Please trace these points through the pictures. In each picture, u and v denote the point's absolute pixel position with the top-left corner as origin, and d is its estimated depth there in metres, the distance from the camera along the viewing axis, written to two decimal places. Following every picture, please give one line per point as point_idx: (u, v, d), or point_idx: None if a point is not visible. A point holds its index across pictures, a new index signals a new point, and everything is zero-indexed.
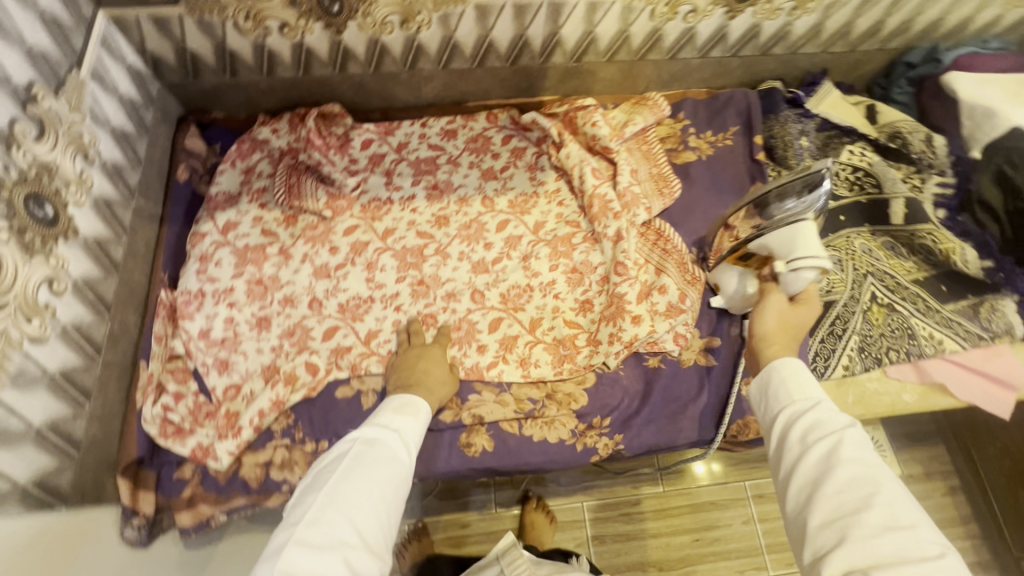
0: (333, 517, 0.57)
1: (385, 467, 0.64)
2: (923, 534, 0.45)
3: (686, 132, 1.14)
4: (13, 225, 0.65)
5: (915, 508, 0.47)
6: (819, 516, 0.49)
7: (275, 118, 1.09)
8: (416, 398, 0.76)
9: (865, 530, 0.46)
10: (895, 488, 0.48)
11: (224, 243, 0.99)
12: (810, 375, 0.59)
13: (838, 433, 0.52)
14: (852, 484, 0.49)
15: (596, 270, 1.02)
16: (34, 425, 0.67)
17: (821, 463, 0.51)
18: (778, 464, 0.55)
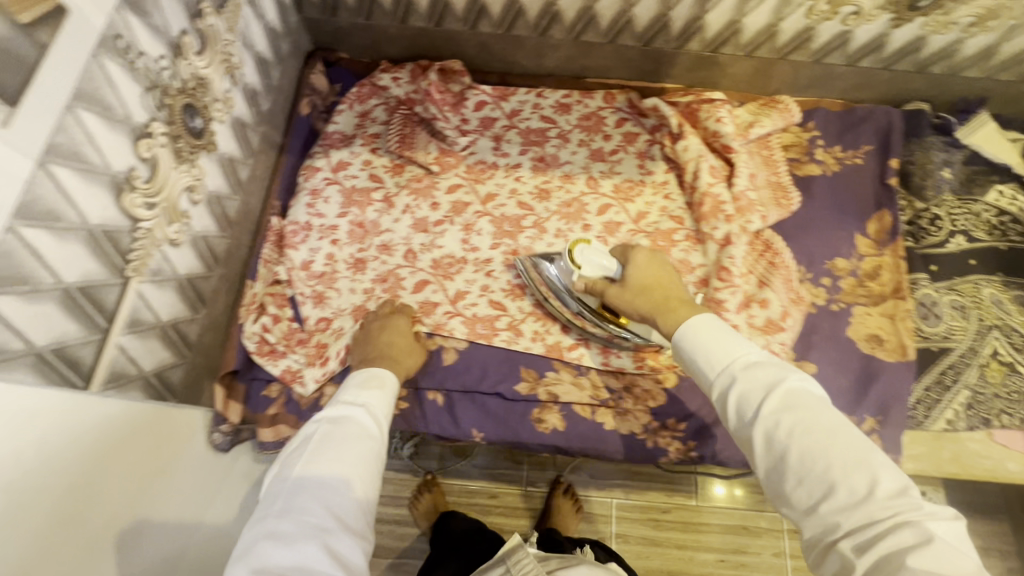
0: (303, 505, 0.57)
1: (335, 438, 0.65)
2: (879, 483, 0.47)
3: (814, 144, 1.07)
4: (170, 131, 0.68)
5: (868, 450, 0.49)
6: (796, 500, 0.51)
7: (397, 67, 1.09)
8: (380, 370, 0.78)
9: (827, 512, 0.48)
10: (822, 429, 0.51)
11: (334, 181, 1.01)
12: (720, 335, 0.62)
13: (777, 399, 0.54)
14: (807, 463, 0.50)
15: (694, 271, 0.98)
16: (162, 322, 0.71)
17: (775, 448, 0.53)
18: (751, 452, 0.56)
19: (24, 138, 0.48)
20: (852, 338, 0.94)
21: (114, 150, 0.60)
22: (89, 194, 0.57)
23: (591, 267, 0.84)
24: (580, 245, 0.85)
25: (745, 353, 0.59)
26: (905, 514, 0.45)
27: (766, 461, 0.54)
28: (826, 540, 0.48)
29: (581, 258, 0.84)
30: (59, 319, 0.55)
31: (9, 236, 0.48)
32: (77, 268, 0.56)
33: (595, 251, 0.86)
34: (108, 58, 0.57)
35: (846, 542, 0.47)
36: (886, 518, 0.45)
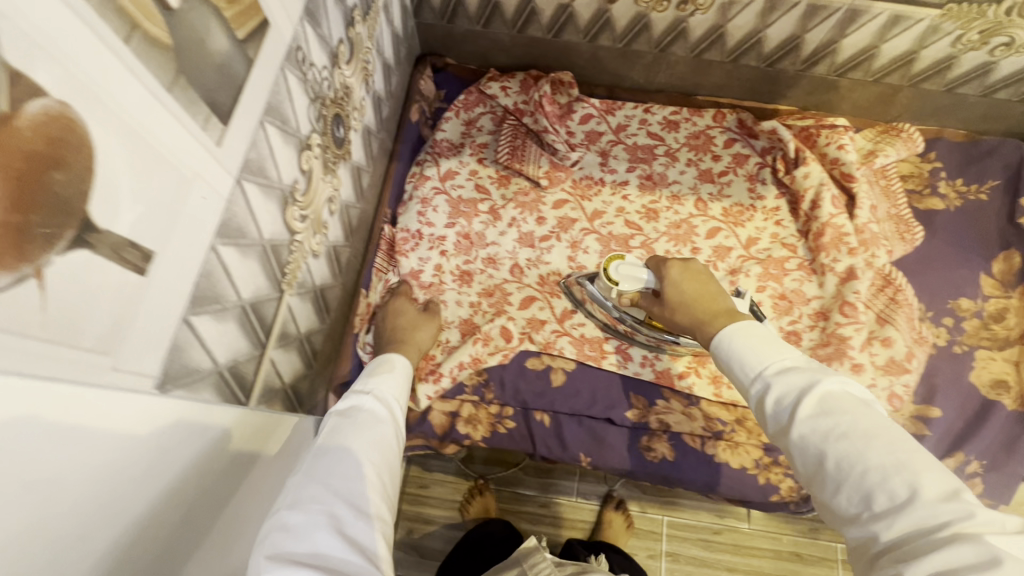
0: (316, 492, 0.50)
1: (362, 428, 0.58)
2: (924, 486, 0.41)
3: (936, 176, 1.02)
4: (322, 142, 0.67)
5: (915, 451, 0.43)
6: (840, 508, 0.45)
7: (506, 76, 1.07)
8: (392, 356, 0.74)
9: (874, 520, 0.42)
10: (870, 429, 0.45)
11: (442, 191, 1.00)
12: (767, 339, 0.55)
13: (812, 402, 0.48)
14: (844, 468, 0.44)
15: (809, 303, 0.95)
16: (301, 334, 0.70)
17: (813, 454, 0.47)
18: (790, 459, 0.50)
19: (230, 156, 0.47)
20: (976, 384, 0.90)
21: (286, 163, 0.58)
22: (266, 209, 0.55)
23: (631, 284, 0.79)
24: (615, 261, 0.80)
25: (794, 359, 0.52)
26: (959, 520, 0.38)
27: (804, 466, 0.48)
28: (877, 553, 0.41)
29: (617, 277, 0.79)
30: (235, 337, 0.53)
31: (210, 255, 0.47)
32: (251, 284, 0.55)
33: (631, 265, 0.81)
34: (289, 69, 0.56)
35: (896, 555, 0.40)
36: (936, 524, 0.39)
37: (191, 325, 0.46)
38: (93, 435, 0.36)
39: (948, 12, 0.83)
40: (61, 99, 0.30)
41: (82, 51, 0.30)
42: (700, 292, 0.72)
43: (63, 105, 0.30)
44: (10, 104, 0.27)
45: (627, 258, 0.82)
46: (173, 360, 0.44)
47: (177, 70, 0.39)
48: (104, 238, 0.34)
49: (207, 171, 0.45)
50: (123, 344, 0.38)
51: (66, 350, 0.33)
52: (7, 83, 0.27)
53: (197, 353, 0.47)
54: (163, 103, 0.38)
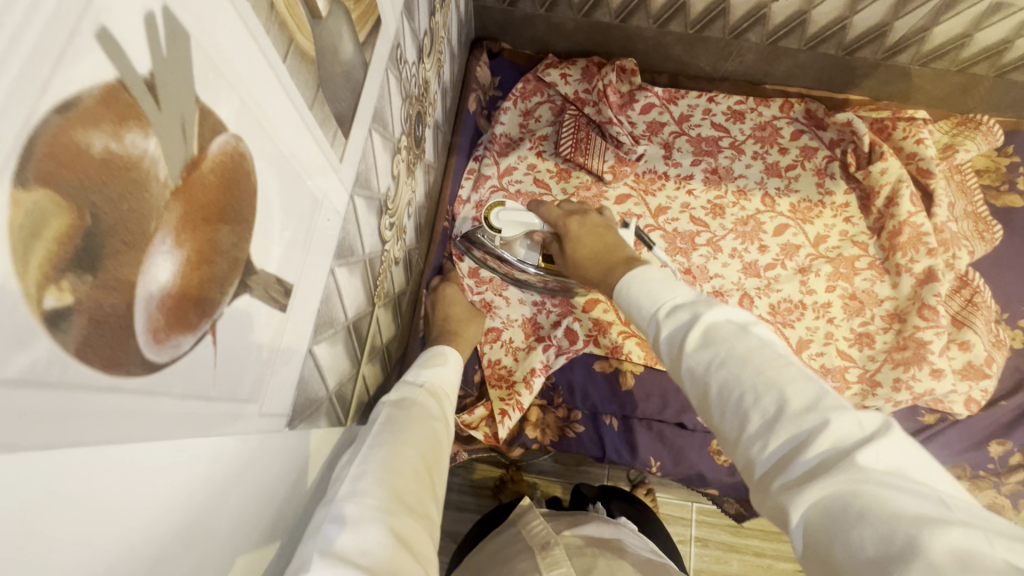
0: (369, 483, 0.46)
1: (419, 421, 0.55)
2: (791, 399, 0.36)
3: (1014, 172, 0.98)
4: (408, 143, 0.64)
5: (787, 365, 0.39)
6: (728, 434, 0.39)
7: (565, 63, 1.02)
8: (444, 351, 0.70)
9: (751, 441, 0.37)
10: (743, 347, 0.41)
11: (501, 187, 0.95)
12: (662, 281, 0.53)
13: (696, 332, 0.44)
14: (726, 394, 0.40)
15: (882, 305, 0.92)
16: (383, 344, 0.68)
17: (699, 384, 0.42)
18: (686, 392, 0.45)
19: (347, 172, 0.44)
20: None
21: (383, 171, 0.55)
22: (368, 222, 0.52)
23: (514, 229, 0.83)
24: (499, 210, 0.84)
25: (687, 292, 0.50)
26: (822, 428, 0.34)
27: (694, 398, 0.44)
28: (762, 480, 0.36)
29: (498, 224, 0.83)
30: (341, 359, 0.51)
31: (330, 280, 0.44)
32: (355, 303, 0.52)
33: (513, 212, 0.84)
34: (391, 71, 0.51)
35: (778, 480, 0.34)
36: (805, 434, 0.34)
37: (314, 355, 0.43)
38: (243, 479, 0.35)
39: None
40: (235, 133, 0.26)
41: (252, 74, 0.27)
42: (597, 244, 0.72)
43: (237, 139, 0.26)
44: (199, 144, 0.23)
45: (508, 206, 0.85)
46: (301, 394, 0.42)
47: (318, 85, 0.35)
48: (259, 280, 0.31)
49: (332, 190, 0.41)
50: (268, 386, 0.35)
51: (228, 404, 0.30)
52: (197, 120, 0.23)
53: (317, 383, 0.45)
54: (306, 123, 0.34)
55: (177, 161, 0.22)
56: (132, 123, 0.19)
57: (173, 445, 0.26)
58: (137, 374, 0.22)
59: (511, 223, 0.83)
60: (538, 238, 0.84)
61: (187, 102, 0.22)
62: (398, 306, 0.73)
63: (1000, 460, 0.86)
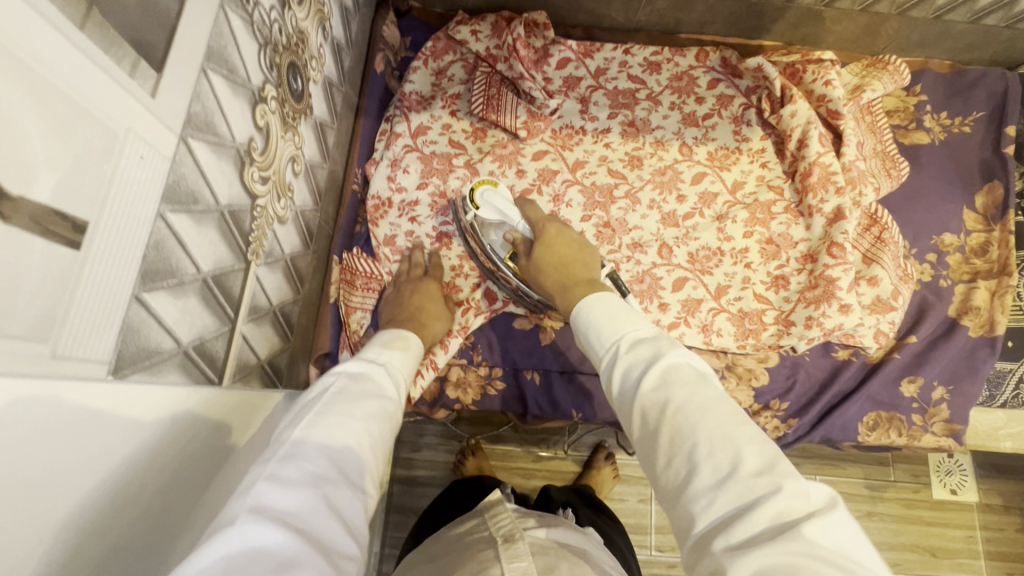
0: (310, 450, 0.44)
1: (374, 396, 0.53)
2: (744, 459, 0.39)
3: (922, 109, 1.00)
4: (279, 94, 0.61)
5: (742, 425, 0.41)
6: (668, 486, 0.42)
7: (475, 19, 0.99)
8: (406, 333, 0.69)
9: (696, 496, 0.39)
10: (707, 400, 0.43)
11: (414, 148, 0.93)
12: (624, 313, 0.54)
13: (655, 374, 0.46)
14: (677, 443, 0.42)
15: (796, 246, 0.93)
16: (273, 306, 0.65)
17: (650, 429, 0.44)
18: (630, 432, 0.47)
19: (168, 110, 0.41)
20: (952, 315, 0.91)
21: (238, 119, 0.52)
22: (220, 171, 0.50)
23: (495, 212, 0.83)
24: (487, 188, 0.83)
25: (646, 329, 0.52)
26: (769, 497, 0.36)
27: (640, 439, 0.46)
28: (699, 537, 0.38)
29: (479, 203, 0.82)
30: (198, 314, 0.49)
31: (158, 224, 0.42)
32: (211, 256, 0.50)
33: (501, 199, 0.83)
34: (231, 9, 0.49)
35: (718, 541, 0.36)
36: (752, 500, 0.37)
37: (145, 303, 0.41)
38: (56, 415, 0.33)
39: None
40: None
41: None
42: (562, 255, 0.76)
43: None
44: None
45: (500, 191, 0.83)
46: (128, 342, 0.40)
47: (88, 3, 0.33)
48: (20, 208, 0.29)
49: (144, 127, 0.39)
50: (65, 329, 0.33)
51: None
52: None
53: (156, 333, 0.43)
54: (72, 42, 0.32)
55: None
56: None
57: None
58: None
59: (489, 205, 0.81)
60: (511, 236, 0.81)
61: None
62: (294, 268, 0.71)
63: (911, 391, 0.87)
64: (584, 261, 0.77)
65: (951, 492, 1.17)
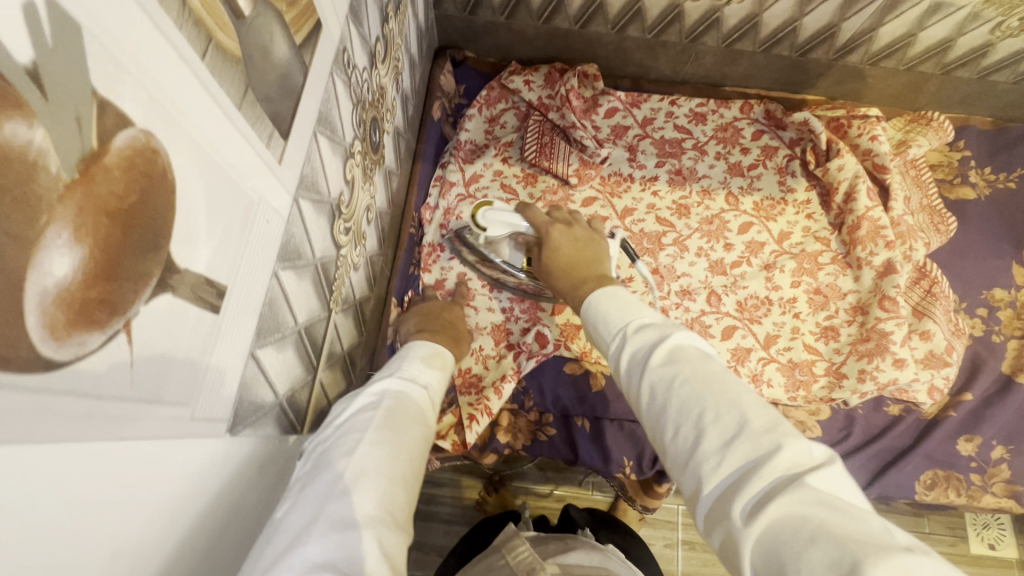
0: (358, 489, 0.43)
1: (413, 424, 0.53)
2: (750, 419, 0.37)
3: (966, 165, 1.02)
4: (363, 148, 0.64)
5: (746, 391, 0.40)
6: (676, 454, 0.40)
7: (528, 70, 1.03)
8: (442, 350, 0.68)
9: (705, 458, 0.37)
10: (712, 369, 0.42)
11: (469, 195, 0.96)
12: (632, 304, 0.54)
13: (662, 352, 0.45)
14: (685, 411, 0.40)
15: (845, 298, 0.94)
16: (344, 351, 0.67)
17: (657, 404, 0.43)
18: (638, 412, 0.46)
19: (288, 174, 0.43)
20: (1006, 371, 0.90)
21: (334, 176, 0.54)
22: (319, 226, 0.52)
23: (503, 228, 0.82)
24: (484, 209, 0.82)
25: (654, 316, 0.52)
26: (776, 451, 0.35)
27: (648, 418, 0.44)
28: (710, 501, 0.36)
29: (485, 226, 0.81)
30: (292, 365, 0.50)
31: (273, 282, 0.43)
32: (306, 308, 0.51)
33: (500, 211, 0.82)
34: (336, 74, 0.52)
35: (729, 505, 0.35)
36: (758, 457, 0.35)
37: (257, 359, 0.42)
38: (179, 474, 0.34)
39: None
40: (144, 128, 0.26)
41: (161, 67, 0.26)
42: (573, 256, 0.75)
43: (147, 134, 0.26)
44: (99, 139, 0.23)
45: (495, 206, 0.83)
46: (242, 400, 0.41)
47: (245, 84, 0.35)
48: (183, 279, 0.31)
49: (271, 193, 0.41)
50: (200, 391, 0.34)
51: (153, 406, 0.30)
52: (95, 114, 0.23)
53: (262, 388, 0.44)
54: (233, 122, 0.34)
55: (71, 154, 0.22)
56: (15, 113, 0.19)
57: (86, 449, 0.25)
58: (33, 371, 0.21)
59: (496, 224, 0.81)
60: (523, 241, 0.83)
61: (81, 93, 0.22)
62: (361, 312, 0.72)
63: (966, 449, 0.87)
64: (595, 257, 0.76)
65: (987, 545, 1.12)
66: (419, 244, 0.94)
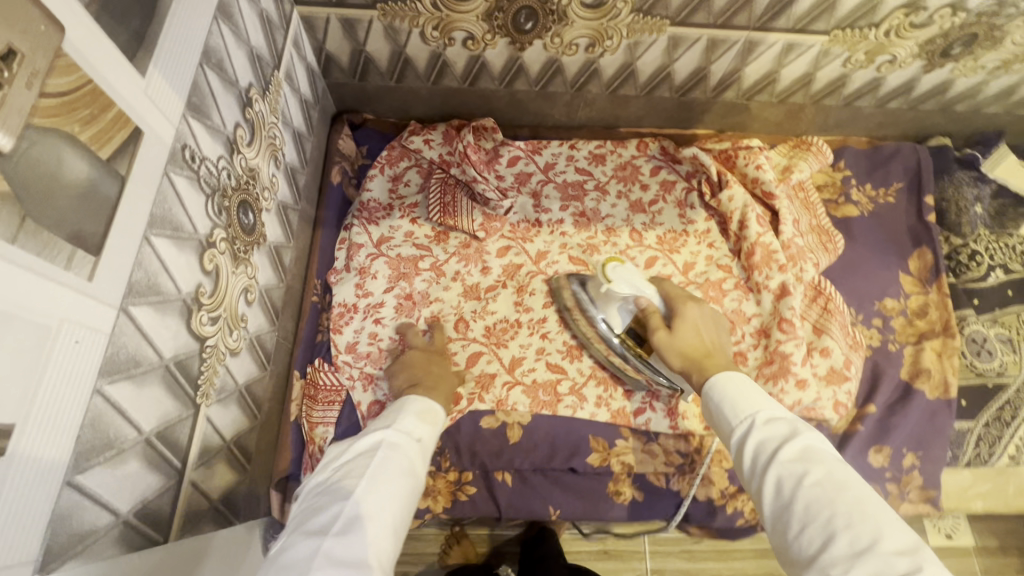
0: (355, 538, 0.50)
1: (402, 478, 0.59)
2: (885, 539, 0.44)
3: (848, 184, 1.08)
4: (229, 234, 0.63)
5: (879, 510, 0.47)
6: (801, 552, 0.48)
7: (427, 128, 1.05)
8: (437, 405, 0.72)
9: (830, 563, 0.45)
10: (855, 485, 0.49)
11: (379, 255, 0.96)
12: (754, 393, 0.62)
13: (795, 450, 0.53)
14: (812, 512, 0.49)
15: (750, 322, 0.96)
16: (227, 442, 0.64)
17: (785, 499, 0.51)
18: (762, 502, 0.54)
19: (107, 288, 0.42)
20: (906, 378, 0.94)
21: (184, 271, 0.53)
22: (164, 326, 0.50)
23: (627, 288, 0.81)
24: (615, 265, 0.81)
25: (777, 410, 0.59)
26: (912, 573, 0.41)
27: (772, 509, 0.52)
28: None
29: (613, 277, 0.80)
30: (139, 477, 0.48)
31: (96, 399, 0.42)
32: (154, 414, 0.49)
33: (632, 273, 0.81)
34: (175, 173, 0.52)
35: None
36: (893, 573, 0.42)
37: (78, 486, 0.40)
38: None
39: (835, 37, 0.87)
40: None
41: None
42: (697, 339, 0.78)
43: None
44: None
45: (629, 265, 0.82)
46: (58, 532, 0.39)
47: (22, 215, 0.34)
48: None
49: (82, 312, 0.40)
50: None
51: None
52: None
53: (91, 513, 0.42)
54: (6, 258, 0.33)
55: None
56: None
57: None
58: None
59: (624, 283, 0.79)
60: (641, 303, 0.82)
61: None
62: (250, 397, 0.70)
63: (879, 461, 0.89)
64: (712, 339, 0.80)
65: (948, 536, 1.12)
66: (324, 311, 0.93)
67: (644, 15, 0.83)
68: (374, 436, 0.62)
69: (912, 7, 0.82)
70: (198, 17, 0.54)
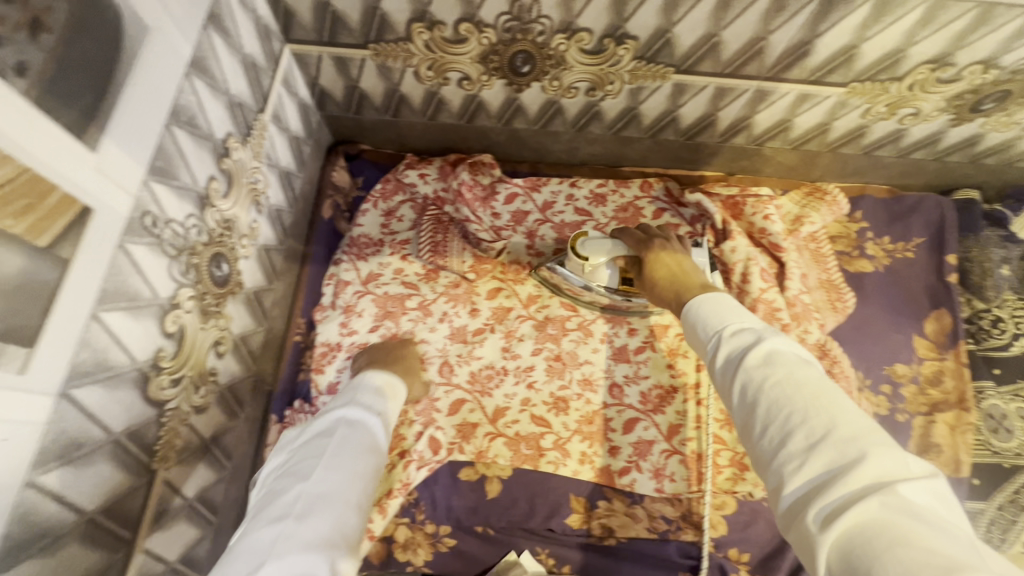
0: (319, 518, 0.53)
1: (363, 451, 0.62)
2: (839, 428, 0.41)
3: (864, 237, 1.02)
4: (197, 291, 0.61)
5: (839, 400, 0.43)
6: (763, 452, 0.45)
7: (424, 161, 1.03)
8: (395, 379, 0.77)
9: (788, 460, 0.42)
10: (819, 381, 0.45)
11: (366, 293, 0.94)
12: (731, 309, 0.56)
13: (758, 352, 0.48)
14: (773, 413, 0.45)
15: None
16: (189, 499, 0.64)
17: (747, 400, 0.47)
18: (731, 408, 0.50)
19: (43, 376, 0.41)
20: (913, 452, 0.88)
21: (140, 340, 0.52)
22: (114, 401, 0.50)
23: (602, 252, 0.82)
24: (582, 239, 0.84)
25: (746, 319, 0.54)
26: (861, 462, 0.38)
27: (737, 410, 0.49)
28: (794, 504, 0.40)
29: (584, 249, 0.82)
30: (77, 559, 0.47)
31: (26, 492, 0.41)
32: (96, 492, 0.49)
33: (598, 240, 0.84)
34: (131, 243, 0.50)
35: (813, 510, 0.38)
36: (844, 462, 0.39)
37: None
38: None
39: (852, 89, 0.81)
40: None
41: None
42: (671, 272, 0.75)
43: None
44: None
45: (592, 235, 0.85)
46: None
47: None
48: None
49: (14, 410, 0.39)
50: None
51: None
52: None
53: None
54: None
55: None
56: None
57: None
58: None
59: (598, 249, 0.81)
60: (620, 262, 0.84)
61: None
62: (217, 449, 0.69)
63: None
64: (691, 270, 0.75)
65: None
66: (307, 349, 0.92)
67: (646, 63, 0.79)
68: (335, 410, 0.66)
69: (939, 63, 0.76)
70: (166, 78, 0.53)
